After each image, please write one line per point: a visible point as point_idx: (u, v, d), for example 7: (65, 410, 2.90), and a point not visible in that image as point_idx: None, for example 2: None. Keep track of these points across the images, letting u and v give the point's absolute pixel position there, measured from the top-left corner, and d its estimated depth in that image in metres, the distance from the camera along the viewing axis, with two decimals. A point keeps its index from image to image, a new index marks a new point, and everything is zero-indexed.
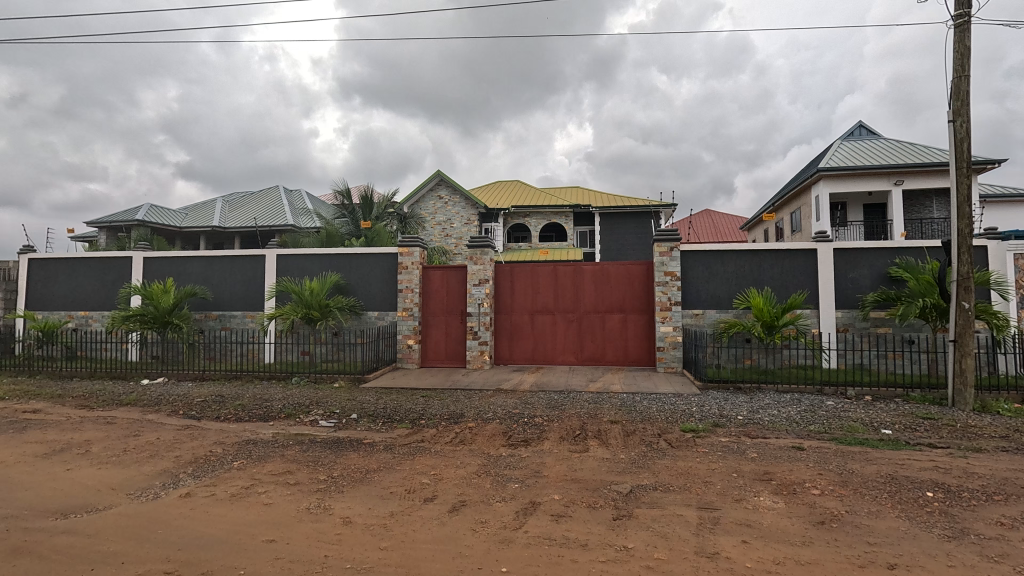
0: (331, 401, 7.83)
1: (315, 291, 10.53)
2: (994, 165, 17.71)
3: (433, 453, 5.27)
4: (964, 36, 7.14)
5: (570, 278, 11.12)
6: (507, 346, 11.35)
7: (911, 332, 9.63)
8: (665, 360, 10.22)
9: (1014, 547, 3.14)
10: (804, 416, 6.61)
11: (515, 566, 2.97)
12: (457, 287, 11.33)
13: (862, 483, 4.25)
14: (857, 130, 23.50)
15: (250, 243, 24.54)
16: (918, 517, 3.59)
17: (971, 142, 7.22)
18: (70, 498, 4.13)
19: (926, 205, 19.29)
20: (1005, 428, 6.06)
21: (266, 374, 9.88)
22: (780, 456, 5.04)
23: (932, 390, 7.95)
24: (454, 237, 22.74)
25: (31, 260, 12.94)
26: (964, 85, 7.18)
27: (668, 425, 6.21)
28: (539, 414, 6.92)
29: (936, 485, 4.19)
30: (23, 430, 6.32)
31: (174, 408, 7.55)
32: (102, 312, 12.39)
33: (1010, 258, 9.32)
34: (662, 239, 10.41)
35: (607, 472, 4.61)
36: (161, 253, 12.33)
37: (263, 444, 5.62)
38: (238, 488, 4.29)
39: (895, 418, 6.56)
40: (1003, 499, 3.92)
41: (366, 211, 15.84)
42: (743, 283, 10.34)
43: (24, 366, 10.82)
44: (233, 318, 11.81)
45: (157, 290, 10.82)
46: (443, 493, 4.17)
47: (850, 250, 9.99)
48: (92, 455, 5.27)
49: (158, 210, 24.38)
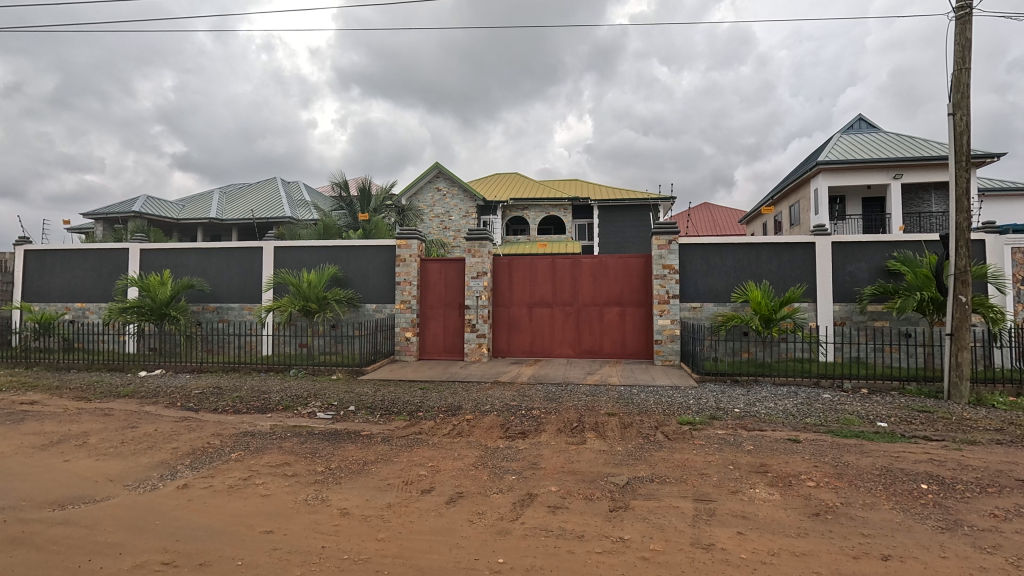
0: (328, 393, 7.79)
1: (313, 284, 10.45)
2: (994, 159, 17.71)
3: (431, 446, 5.27)
4: (964, 28, 7.11)
5: (568, 271, 11.11)
6: (505, 338, 11.36)
7: (907, 325, 9.66)
8: (662, 353, 10.27)
9: (1007, 539, 3.16)
10: (801, 409, 6.65)
11: (512, 557, 2.98)
12: (455, 280, 11.32)
13: (858, 476, 4.27)
14: (857, 122, 23.48)
15: (249, 236, 24.45)
16: (912, 508, 3.61)
17: (970, 135, 7.19)
18: (68, 489, 4.14)
19: (925, 199, 19.30)
20: (1000, 421, 6.11)
21: (264, 366, 9.92)
22: (776, 448, 5.06)
23: (928, 383, 8.00)
24: (452, 229, 22.73)
25: (26, 252, 12.88)
26: (964, 77, 7.15)
27: (664, 418, 6.24)
28: (536, 406, 6.94)
29: (931, 477, 4.21)
30: (20, 421, 6.31)
31: (172, 400, 7.58)
32: (99, 303, 12.35)
33: (1007, 252, 9.34)
34: (661, 232, 10.39)
35: (603, 463, 4.64)
36: (157, 245, 12.31)
37: (261, 436, 5.63)
38: (235, 480, 4.29)
39: (892, 411, 6.60)
40: (996, 491, 3.94)
41: (365, 202, 15.69)
42: (742, 276, 10.35)
43: (22, 358, 10.84)
44: (231, 310, 11.81)
45: (155, 282, 10.72)
46: (440, 484, 4.18)
47: (848, 244, 10.00)
48: (89, 447, 5.26)
49: (156, 202, 24.42)
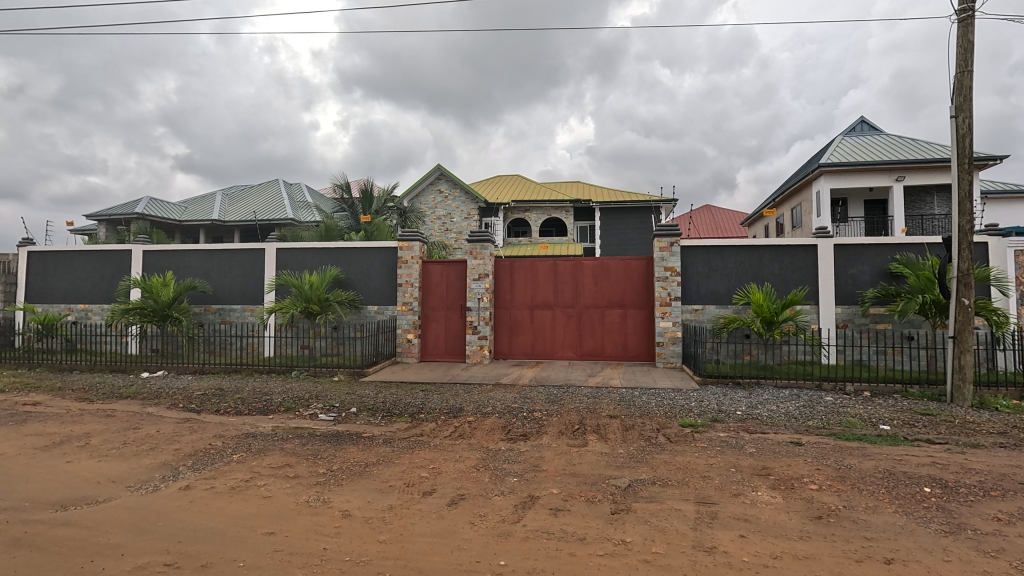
0: (329, 394, 7.84)
1: (315, 285, 10.44)
2: (997, 161, 17.68)
3: (433, 447, 5.28)
4: (967, 30, 7.10)
5: (570, 274, 11.11)
6: (506, 341, 11.37)
7: (910, 328, 9.65)
8: (664, 355, 10.26)
9: (1010, 542, 3.15)
10: (803, 412, 6.62)
11: (514, 559, 2.99)
12: (457, 282, 11.31)
13: (860, 478, 4.26)
14: (859, 125, 23.47)
15: (251, 237, 24.54)
16: (915, 512, 3.60)
17: (973, 138, 7.19)
18: (70, 489, 4.16)
19: (927, 201, 19.28)
20: (1004, 424, 6.09)
21: (265, 368, 9.92)
22: (778, 451, 5.05)
23: (931, 386, 7.97)
24: (454, 231, 22.77)
25: (30, 252, 12.94)
26: (966, 80, 7.15)
27: (666, 420, 6.23)
28: (538, 408, 6.92)
29: (934, 481, 4.20)
30: (24, 421, 6.36)
31: (174, 401, 7.60)
32: (102, 305, 12.38)
33: (1010, 255, 9.29)
34: (662, 234, 10.38)
35: (605, 466, 4.62)
36: (160, 247, 12.36)
37: (263, 437, 5.64)
38: (237, 481, 4.30)
39: (893, 413, 6.59)
40: (1000, 495, 3.92)
41: (366, 204, 15.72)
42: (745, 278, 10.34)
43: (24, 359, 10.87)
44: (233, 311, 11.83)
45: (157, 283, 10.73)
46: (441, 486, 4.18)
47: (850, 247, 9.99)
48: (92, 447, 5.29)
49: (159, 203, 24.50)
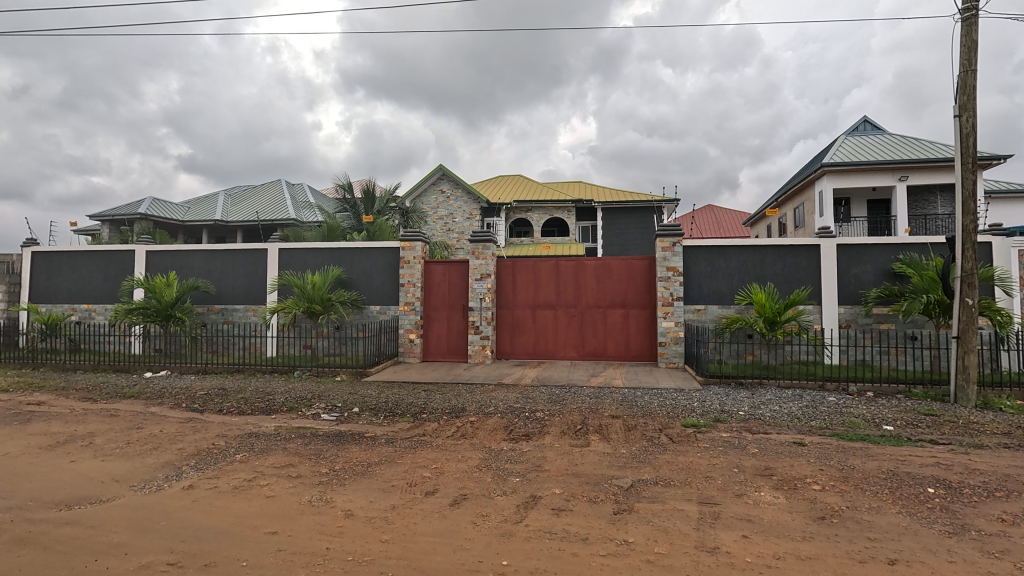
0: (331, 394, 7.86)
1: (317, 285, 10.44)
2: (1000, 161, 17.61)
3: (435, 447, 5.29)
4: (970, 29, 7.07)
5: (572, 274, 11.11)
6: (509, 341, 11.36)
7: (913, 328, 9.62)
8: (666, 355, 10.24)
9: (1015, 543, 3.13)
10: (805, 412, 6.60)
11: (516, 558, 2.99)
12: (459, 282, 11.31)
13: (863, 479, 4.25)
14: (862, 125, 23.40)
15: (253, 237, 24.59)
16: (919, 512, 3.59)
17: (976, 138, 7.16)
18: (74, 489, 4.17)
19: (930, 201, 19.21)
20: (1008, 425, 6.06)
21: (267, 368, 9.95)
22: (781, 451, 5.04)
23: (934, 386, 7.94)
24: (455, 231, 22.77)
25: (34, 252, 12.97)
26: (969, 79, 7.12)
27: (668, 420, 6.23)
28: (540, 408, 6.91)
29: (937, 481, 4.18)
30: (28, 421, 6.39)
31: (177, 400, 7.62)
32: (105, 305, 12.41)
33: (1015, 254, 9.23)
34: (665, 234, 10.36)
35: (607, 466, 4.62)
36: (163, 247, 12.39)
37: (266, 437, 5.65)
38: (240, 481, 4.31)
39: (897, 414, 6.57)
40: (1004, 495, 3.91)
41: (368, 205, 15.74)
42: (747, 278, 10.32)
43: (28, 358, 10.91)
44: (236, 311, 11.86)
45: (160, 283, 10.79)
46: (444, 486, 4.18)
47: (853, 247, 9.96)
48: (95, 446, 5.31)
49: (161, 203, 24.56)
